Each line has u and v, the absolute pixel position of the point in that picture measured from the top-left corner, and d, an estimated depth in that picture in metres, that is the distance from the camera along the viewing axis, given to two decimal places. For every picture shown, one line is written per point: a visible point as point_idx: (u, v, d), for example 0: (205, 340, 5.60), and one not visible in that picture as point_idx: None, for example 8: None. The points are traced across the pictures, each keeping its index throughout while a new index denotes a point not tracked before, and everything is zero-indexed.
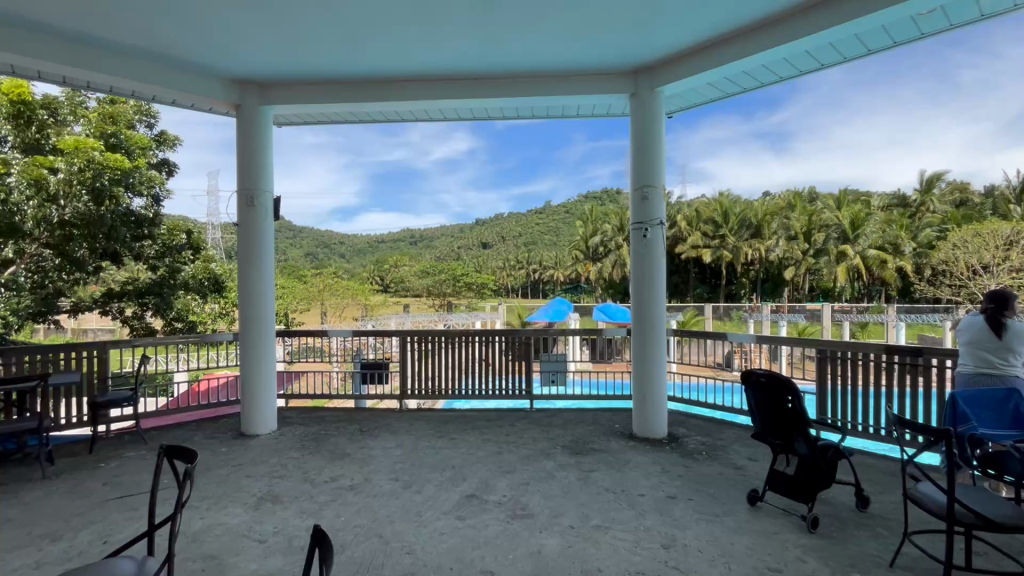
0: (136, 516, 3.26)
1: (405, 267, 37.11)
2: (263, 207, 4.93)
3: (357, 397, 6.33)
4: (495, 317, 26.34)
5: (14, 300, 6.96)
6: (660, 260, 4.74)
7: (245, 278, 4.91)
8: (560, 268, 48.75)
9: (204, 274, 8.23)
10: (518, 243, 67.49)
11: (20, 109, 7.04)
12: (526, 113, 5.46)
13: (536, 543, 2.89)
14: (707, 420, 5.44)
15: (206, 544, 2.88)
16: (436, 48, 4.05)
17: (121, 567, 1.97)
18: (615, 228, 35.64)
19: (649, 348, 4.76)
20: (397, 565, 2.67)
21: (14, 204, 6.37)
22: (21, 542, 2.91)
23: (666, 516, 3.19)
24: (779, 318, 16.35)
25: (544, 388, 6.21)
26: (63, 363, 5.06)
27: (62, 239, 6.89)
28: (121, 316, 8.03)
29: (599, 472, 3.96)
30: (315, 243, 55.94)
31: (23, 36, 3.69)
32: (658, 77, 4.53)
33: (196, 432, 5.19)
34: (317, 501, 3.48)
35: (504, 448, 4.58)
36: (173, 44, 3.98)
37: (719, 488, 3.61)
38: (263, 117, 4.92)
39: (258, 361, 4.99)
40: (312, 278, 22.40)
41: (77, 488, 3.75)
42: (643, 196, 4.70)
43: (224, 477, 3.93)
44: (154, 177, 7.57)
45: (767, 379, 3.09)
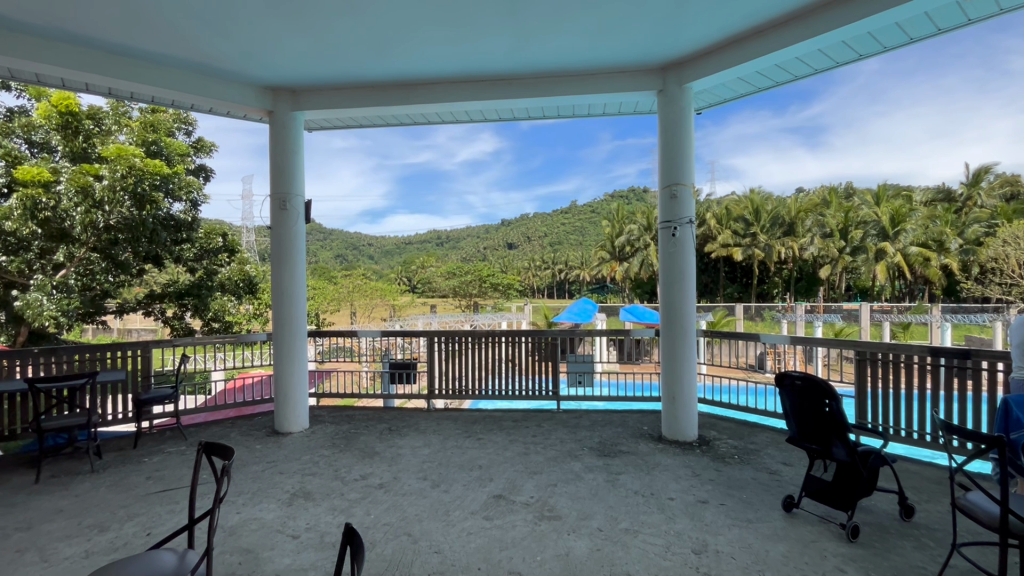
0: (177, 509, 3.39)
1: (432, 267, 37.59)
2: (294, 210, 5.06)
3: (386, 396, 6.42)
4: (521, 317, 26.18)
5: (66, 300, 7.03)
6: (690, 257, 4.65)
7: (278, 280, 5.05)
8: (585, 267, 48.50)
9: (240, 275, 8.72)
10: (543, 243, 67.24)
11: (68, 119, 7.52)
12: (552, 113, 5.45)
13: (565, 545, 2.87)
14: (739, 423, 5.31)
15: (242, 538, 2.97)
16: (462, 50, 4.07)
17: (163, 559, 2.04)
18: (642, 228, 35.32)
19: (680, 350, 4.67)
20: (425, 564, 2.69)
21: (64, 211, 6.79)
22: (73, 532, 3.06)
23: (697, 521, 3.12)
24: (814, 318, 15.84)
25: (571, 389, 6.20)
26: (109, 362, 5.28)
27: (108, 243, 7.17)
28: (163, 316, 8.44)
29: (628, 475, 3.91)
30: (344, 245, 57.19)
31: (72, 50, 3.90)
32: (687, 73, 4.44)
33: (232, 429, 5.35)
34: (347, 498, 3.54)
35: (531, 448, 4.58)
36: (209, 53, 4.10)
37: (753, 493, 3.52)
38: (295, 122, 5.05)
39: (291, 361, 5.12)
40: (341, 279, 22.91)
41: (122, 481, 3.92)
42: (671, 194, 4.61)
43: (259, 473, 4.05)
44: (192, 182, 7.97)
45: (803, 382, 2.96)
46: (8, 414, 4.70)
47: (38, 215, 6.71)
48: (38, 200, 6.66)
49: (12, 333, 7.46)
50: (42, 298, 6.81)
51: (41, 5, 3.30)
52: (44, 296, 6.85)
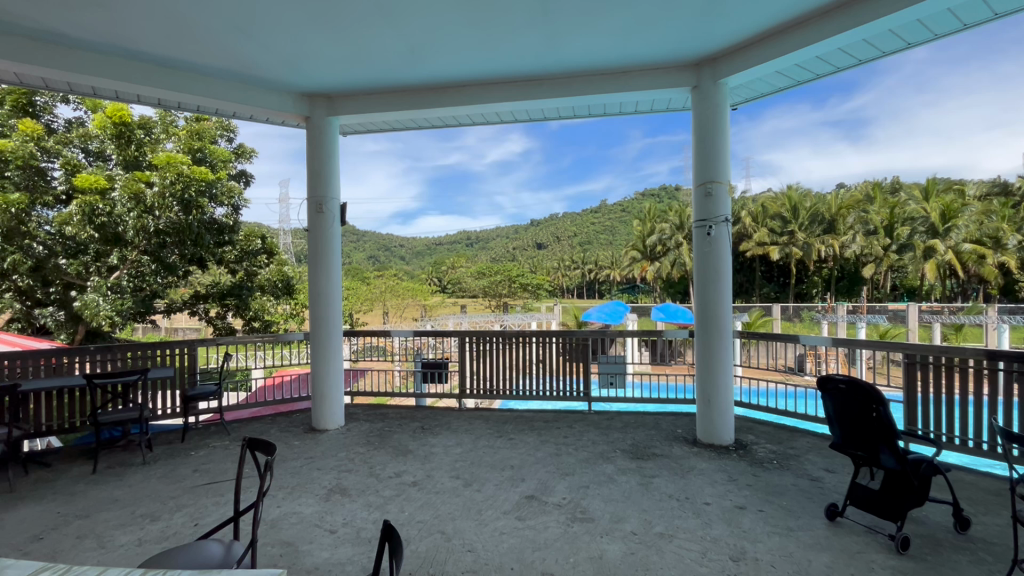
0: (223, 501, 3.53)
1: (463, 268, 37.93)
2: (331, 213, 5.19)
3: (418, 396, 6.50)
4: (550, 317, 26.05)
5: (120, 300, 7.45)
6: (726, 257, 4.53)
7: (315, 281, 5.20)
8: (615, 267, 47.98)
9: (278, 276, 9.02)
10: (572, 243, 66.89)
11: (120, 130, 7.88)
12: (583, 112, 5.42)
13: (598, 548, 2.85)
14: (778, 427, 5.15)
15: (283, 531, 3.07)
16: (493, 51, 4.09)
17: (211, 549, 2.13)
18: (673, 227, 34.68)
19: (716, 352, 4.55)
20: (459, 562, 2.72)
21: (118, 216, 7.15)
22: (127, 521, 3.23)
23: (735, 527, 3.04)
24: (857, 318, 15.17)
25: (602, 390, 6.13)
26: (159, 359, 5.54)
27: (157, 246, 7.46)
28: (206, 316, 8.78)
29: (662, 479, 3.84)
30: (377, 245, 58.46)
31: (126, 64, 4.12)
32: (722, 69, 4.34)
33: (271, 425, 5.53)
34: (382, 495, 3.61)
35: (562, 449, 4.57)
36: (250, 63, 4.25)
37: (794, 500, 3.41)
38: (331, 127, 5.19)
39: (327, 360, 5.26)
40: (374, 279, 23.38)
41: (171, 473, 4.11)
42: (706, 193, 4.51)
43: (297, 468, 4.18)
44: (233, 189, 8.23)
45: (847, 386, 2.86)
46: (67, 408, 4.97)
47: (95, 221, 7.07)
48: (95, 207, 7.04)
49: (70, 331, 8.05)
50: (98, 299, 7.29)
51: (97, 22, 3.50)
52: (101, 297, 7.32)
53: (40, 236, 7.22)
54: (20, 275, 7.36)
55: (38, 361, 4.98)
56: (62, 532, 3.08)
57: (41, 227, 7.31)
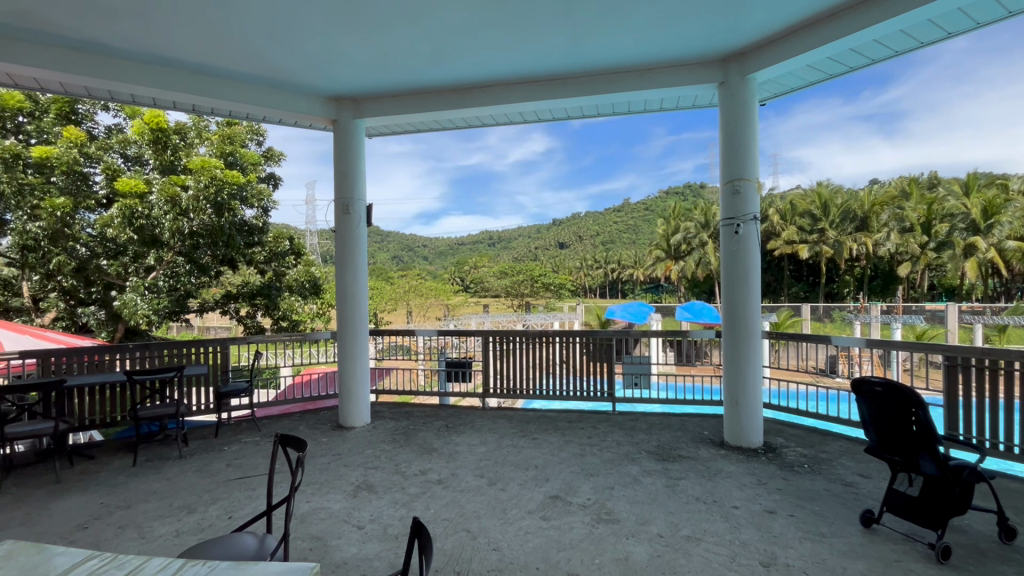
0: (255, 495, 3.63)
1: (485, 267, 38.05)
2: (357, 214, 5.28)
3: (442, 394, 6.56)
4: (573, 317, 25.88)
5: (156, 300, 7.74)
6: (755, 255, 4.43)
7: (342, 281, 5.30)
8: (639, 267, 47.44)
9: (305, 277, 9.21)
10: (595, 242, 66.46)
11: (157, 135, 8.07)
12: (607, 109, 5.38)
13: (623, 549, 2.82)
14: (809, 430, 5.02)
15: (312, 526, 3.14)
16: (516, 51, 4.09)
17: (246, 541, 2.20)
18: (699, 225, 34.09)
19: (745, 353, 4.46)
20: (484, 560, 2.74)
21: (156, 218, 7.42)
22: (165, 512, 3.36)
23: (765, 532, 2.98)
24: (893, 318, 14.60)
25: (626, 391, 6.06)
26: (193, 357, 5.73)
27: (191, 248, 7.74)
28: (237, 315, 8.98)
29: (688, 481, 3.79)
30: (400, 245, 59.20)
31: (163, 72, 4.27)
32: (751, 64, 4.25)
33: (300, 423, 5.65)
34: (408, 493, 3.66)
35: (586, 450, 4.55)
36: (280, 67, 4.35)
37: (826, 505, 3.32)
38: (357, 129, 5.27)
39: (354, 359, 5.35)
40: (398, 279, 23.65)
41: (206, 467, 4.25)
42: (734, 190, 4.42)
43: (326, 465, 4.26)
44: (263, 190, 8.54)
45: (884, 389, 2.77)
46: (108, 403, 5.18)
47: (134, 222, 7.36)
48: (135, 210, 7.32)
49: (111, 330, 8.39)
50: (136, 298, 7.62)
51: (136, 32, 3.63)
52: (139, 296, 7.65)
53: (83, 238, 7.58)
54: (64, 275, 7.72)
55: (81, 358, 5.18)
56: (105, 522, 3.22)
57: (84, 229, 7.67)
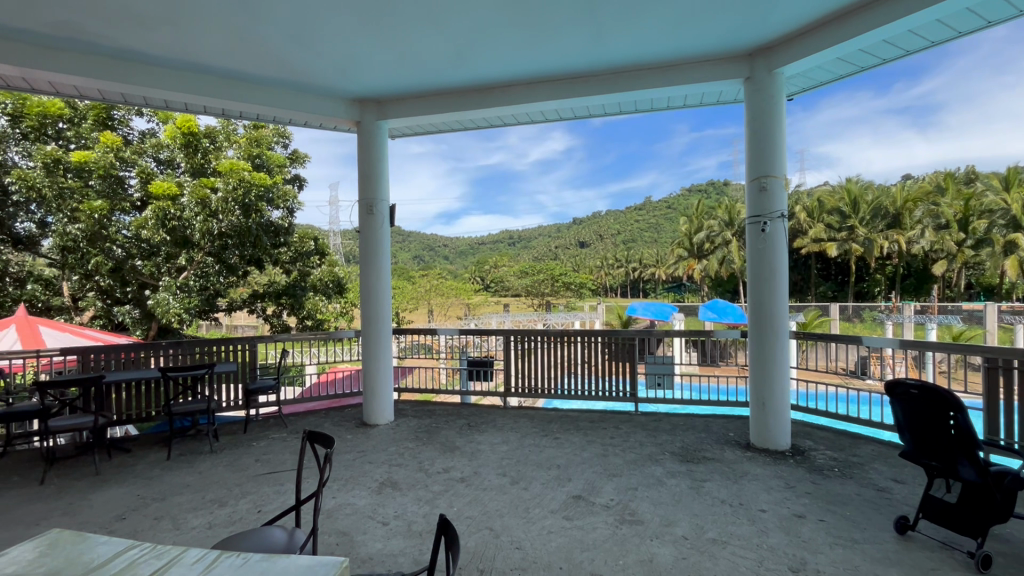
0: (283, 490, 3.71)
1: (505, 267, 38.11)
2: (380, 214, 5.35)
3: (464, 393, 6.60)
4: (594, 317, 25.64)
5: (187, 299, 7.95)
6: (783, 253, 4.34)
7: (366, 280, 5.38)
8: (660, 266, 46.83)
9: (329, 276, 9.38)
10: (616, 241, 65.93)
11: (188, 139, 8.42)
12: (629, 107, 5.33)
13: (648, 551, 2.80)
14: (839, 433, 4.89)
15: (338, 521, 3.19)
16: (538, 49, 4.08)
17: (276, 535, 2.25)
18: (723, 223, 33.46)
19: (773, 353, 4.36)
20: (507, 559, 2.74)
21: (187, 220, 7.67)
22: (198, 505, 3.46)
23: (794, 536, 2.92)
24: (927, 319, 14.07)
25: (649, 391, 6.00)
26: (224, 355, 5.89)
27: (220, 248, 8.00)
28: (263, 314, 9.19)
29: (713, 483, 3.73)
30: (421, 245, 59.67)
31: (194, 77, 4.40)
32: (778, 58, 4.16)
33: (325, 420, 5.75)
34: (431, 490, 3.69)
35: (609, 450, 4.52)
36: (306, 71, 4.44)
37: (858, 510, 3.23)
38: (380, 130, 5.34)
39: (377, 357, 5.43)
40: (419, 279, 23.84)
41: (236, 462, 4.37)
42: (761, 187, 4.33)
43: (351, 461, 4.33)
44: (288, 192, 8.58)
45: (919, 391, 2.67)
46: (142, 398, 5.36)
47: (167, 224, 7.58)
48: (167, 212, 7.55)
49: (145, 329, 8.69)
50: (168, 297, 7.81)
51: (169, 39, 3.75)
52: (171, 295, 7.85)
53: (119, 240, 7.85)
54: (101, 275, 8.00)
55: (118, 355, 5.39)
56: (142, 513, 3.33)
57: (120, 231, 7.93)
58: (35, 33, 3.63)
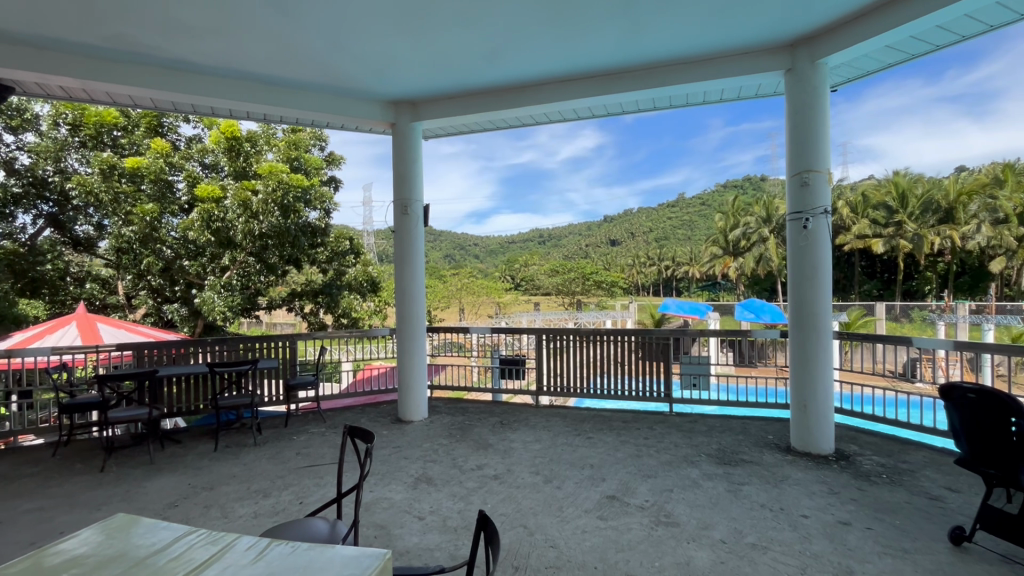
0: (323, 483, 3.83)
1: (536, 265, 38.10)
2: (414, 215, 5.44)
3: (495, 391, 6.64)
4: (626, 317, 25.28)
5: (230, 298, 8.25)
6: (826, 250, 4.19)
7: (401, 279, 5.49)
8: (694, 264, 45.79)
9: (364, 276, 9.61)
10: (648, 239, 64.88)
11: (232, 144, 8.69)
12: (664, 102, 5.25)
13: (684, 554, 2.76)
14: (887, 438, 4.68)
15: (376, 514, 3.27)
16: (570, 47, 4.07)
17: (319, 526, 2.33)
18: (760, 220, 32.44)
19: (815, 353, 4.22)
20: (541, 557, 2.75)
21: (230, 221, 7.99)
22: (244, 495, 3.61)
23: (838, 544, 2.82)
24: (985, 318, 13.25)
25: (685, 391, 5.88)
26: (266, 351, 6.10)
27: (261, 247, 8.25)
28: (302, 312, 9.59)
29: (752, 487, 3.64)
30: (452, 245, 60.19)
31: (239, 84, 4.58)
32: (821, 48, 4.01)
33: (362, 415, 5.90)
34: (465, 486, 3.74)
35: (643, 451, 4.46)
36: (343, 75, 4.55)
37: (908, 519, 3.09)
38: (414, 132, 5.42)
39: (412, 355, 5.52)
40: (450, 278, 24.05)
41: (278, 455, 4.53)
42: (802, 182, 4.19)
43: (387, 456, 4.43)
44: (325, 194, 8.91)
45: (977, 396, 2.55)
46: (190, 392, 5.60)
47: (212, 226, 7.92)
48: (212, 213, 7.92)
49: (193, 325, 9.03)
50: (213, 296, 8.11)
51: (215, 48, 3.91)
52: (216, 293, 8.14)
53: (168, 241, 8.26)
54: (153, 275, 8.47)
55: (168, 350, 5.66)
56: (192, 501, 3.50)
57: (169, 232, 8.33)
58: (95, 46, 3.85)
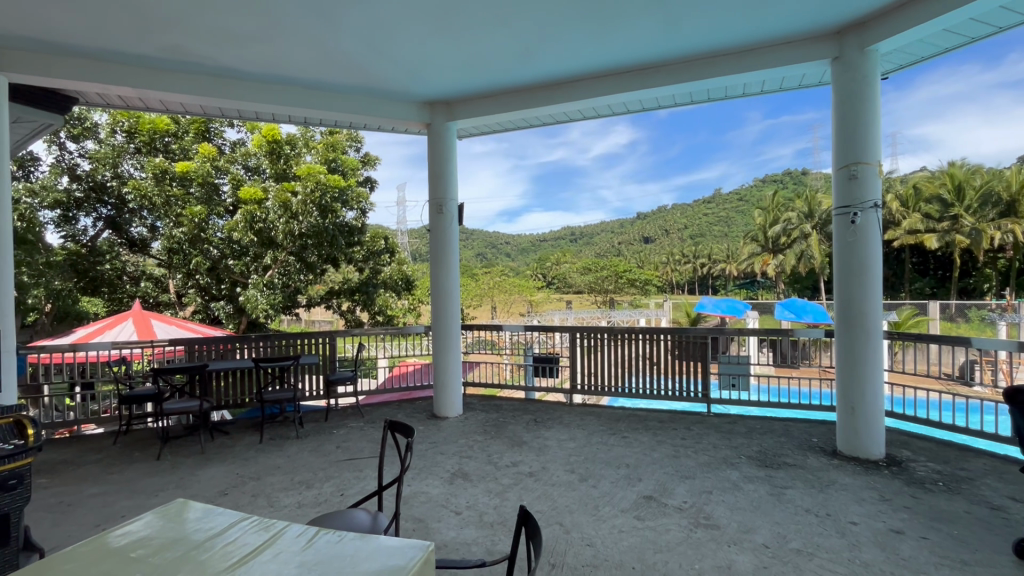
0: (363, 476, 3.93)
1: (568, 263, 37.89)
2: (449, 214, 5.51)
3: (528, 389, 6.66)
4: (661, 314, 24.80)
5: (273, 296, 8.53)
6: (876, 246, 4.00)
7: (436, 277, 5.57)
8: (732, 262, 44.54)
9: (399, 275, 9.78)
10: (682, 236, 63.50)
11: (273, 147, 9.08)
12: (702, 96, 5.13)
13: (725, 557, 2.70)
14: (944, 445, 4.43)
15: (414, 508, 3.34)
16: (606, 42, 4.03)
17: (360, 517, 2.39)
18: (802, 215, 31.28)
19: (863, 354, 4.04)
20: (579, 555, 2.75)
21: (272, 222, 8.32)
22: (289, 485, 3.75)
23: (891, 553, 2.70)
24: None
25: (723, 392, 5.73)
26: (307, 347, 6.32)
27: (301, 247, 8.52)
28: (339, 310, 9.81)
29: (796, 491, 3.52)
30: (484, 244, 60.51)
31: (280, 89, 4.74)
32: (871, 34, 3.83)
33: (398, 411, 6.01)
34: (501, 483, 3.76)
35: (680, 451, 4.38)
36: (380, 78, 4.65)
37: (967, 529, 2.93)
38: (449, 132, 5.48)
39: (447, 352, 5.60)
40: (483, 277, 24.21)
41: (320, 448, 4.68)
42: (850, 175, 4.02)
43: (423, 451, 4.51)
44: (361, 195, 9.08)
45: None
46: (237, 386, 5.85)
47: (255, 226, 8.29)
48: (254, 214, 8.24)
49: (237, 322, 9.39)
50: (257, 294, 8.40)
51: (261, 55, 4.06)
52: (259, 291, 8.44)
53: (215, 241, 8.63)
54: (201, 274, 8.85)
55: (216, 346, 5.92)
56: (240, 490, 3.65)
57: (215, 233, 8.71)
58: (151, 57, 4.06)
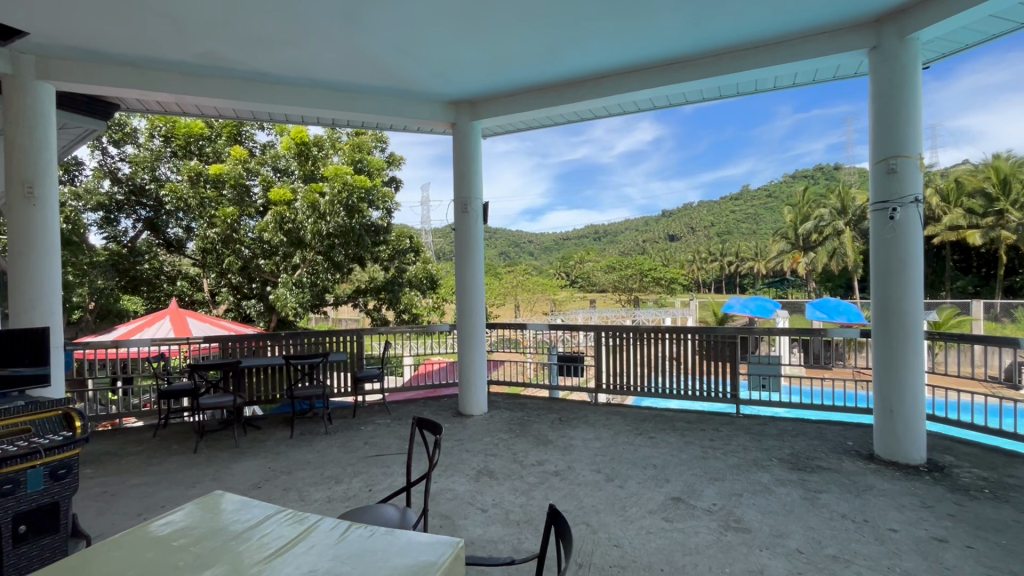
0: (390, 472, 3.98)
1: (591, 262, 37.60)
2: (474, 213, 5.53)
3: (552, 387, 6.63)
4: (687, 313, 24.36)
5: (302, 294, 8.72)
6: (916, 243, 3.85)
7: (461, 275, 5.60)
8: (760, 260, 43.46)
9: (423, 273, 9.86)
10: (709, 234, 62.26)
11: (302, 149, 9.32)
12: (731, 90, 5.02)
13: (757, 562, 2.64)
14: (990, 450, 4.22)
15: (441, 504, 3.37)
16: (632, 37, 3.97)
17: (389, 512, 2.42)
18: (835, 211, 30.24)
19: (903, 355, 3.89)
20: (606, 555, 2.73)
21: (301, 223, 8.55)
22: (318, 480, 3.83)
23: (933, 562, 2.59)
24: None
25: (753, 393, 5.60)
26: (335, 345, 6.44)
27: (328, 247, 8.68)
28: (365, 308, 9.94)
29: (831, 495, 3.42)
30: (507, 243, 60.57)
31: (310, 91, 4.83)
32: (911, 22, 3.68)
33: (424, 408, 6.07)
34: (527, 481, 3.76)
35: (709, 452, 4.30)
36: (406, 78, 4.69)
37: (1016, 539, 2.79)
38: (473, 131, 5.50)
39: (471, 351, 5.62)
40: (506, 276, 24.23)
41: (348, 444, 4.76)
42: (889, 169, 3.88)
43: (449, 449, 4.54)
44: (387, 194, 9.15)
45: None
46: (269, 382, 6.01)
47: (284, 227, 8.54)
48: (284, 215, 8.52)
49: (267, 320, 9.51)
50: (286, 292, 8.61)
51: (291, 59, 4.16)
52: (288, 290, 8.64)
53: (246, 241, 8.87)
54: (233, 273, 9.10)
55: (248, 343, 6.08)
56: (272, 484, 3.75)
57: (247, 234, 8.94)
58: (188, 64, 4.20)
